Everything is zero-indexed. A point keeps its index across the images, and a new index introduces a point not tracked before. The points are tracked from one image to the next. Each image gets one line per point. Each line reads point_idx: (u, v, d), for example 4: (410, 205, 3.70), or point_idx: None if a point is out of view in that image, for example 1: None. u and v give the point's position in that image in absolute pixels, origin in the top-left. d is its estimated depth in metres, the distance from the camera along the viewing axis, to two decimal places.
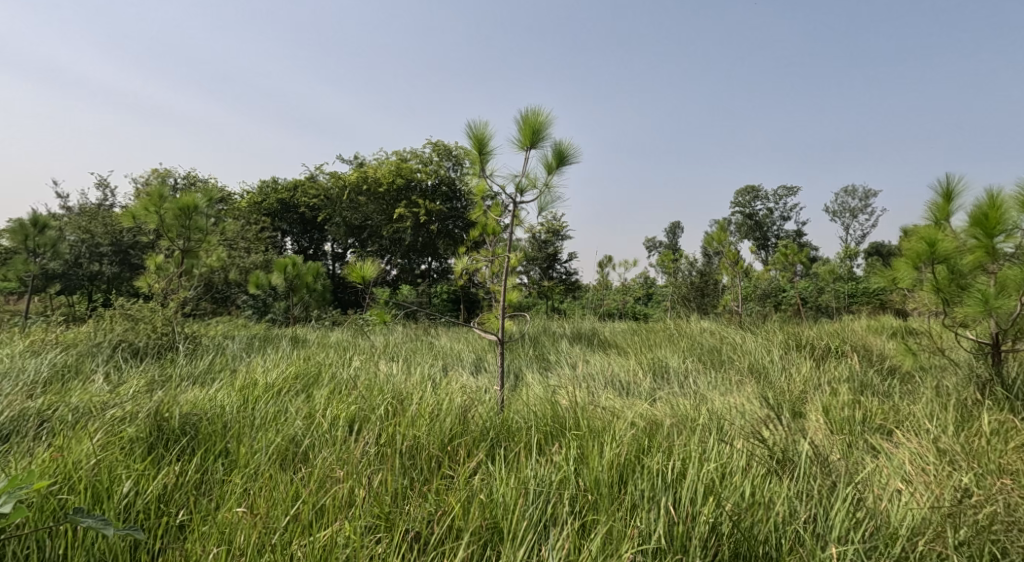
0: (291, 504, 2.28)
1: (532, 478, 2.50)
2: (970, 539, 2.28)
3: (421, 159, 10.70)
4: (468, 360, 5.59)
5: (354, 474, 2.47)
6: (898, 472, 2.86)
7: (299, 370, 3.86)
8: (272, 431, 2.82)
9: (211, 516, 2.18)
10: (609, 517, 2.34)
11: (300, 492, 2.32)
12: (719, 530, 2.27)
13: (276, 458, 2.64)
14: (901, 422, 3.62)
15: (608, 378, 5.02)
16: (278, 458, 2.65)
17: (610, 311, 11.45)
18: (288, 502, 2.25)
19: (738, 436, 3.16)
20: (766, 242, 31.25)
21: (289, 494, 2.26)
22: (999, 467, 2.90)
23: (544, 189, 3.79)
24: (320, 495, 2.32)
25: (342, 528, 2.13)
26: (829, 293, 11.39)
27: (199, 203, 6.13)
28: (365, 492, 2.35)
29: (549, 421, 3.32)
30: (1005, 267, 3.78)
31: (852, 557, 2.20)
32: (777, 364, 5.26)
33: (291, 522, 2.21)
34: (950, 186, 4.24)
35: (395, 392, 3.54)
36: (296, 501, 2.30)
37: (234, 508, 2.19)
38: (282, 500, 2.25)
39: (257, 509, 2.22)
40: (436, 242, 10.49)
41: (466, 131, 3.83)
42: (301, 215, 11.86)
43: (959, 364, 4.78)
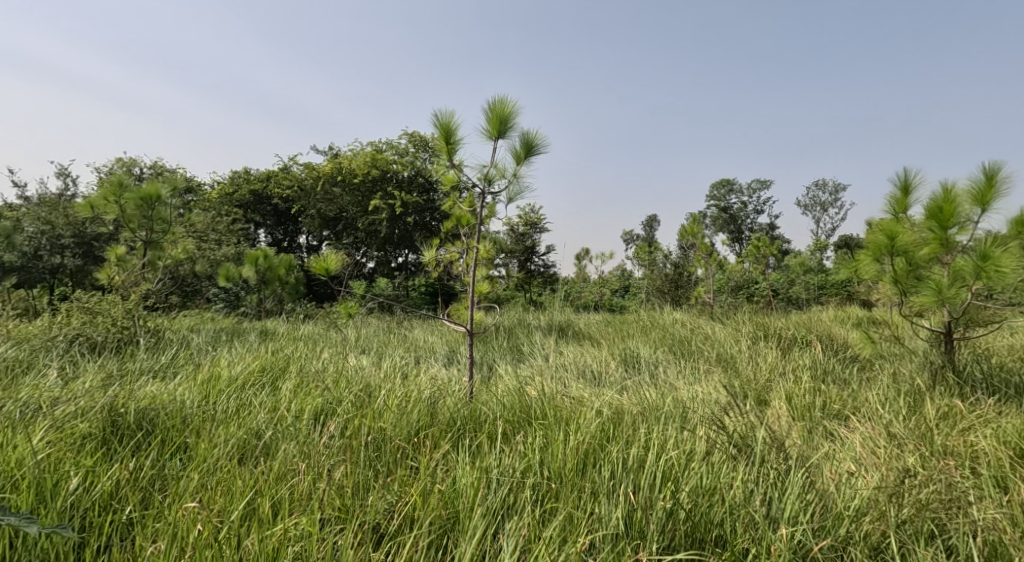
0: (248, 498, 2.26)
1: (497, 468, 2.53)
2: (911, 517, 2.36)
3: (397, 150, 10.57)
4: (441, 352, 5.58)
5: (315, 467, 2.46)
6: (850, 457, 2.96)
7: (265, 364, 3.81)
8: (232, 426, 2.78)
9: (162, 512, 2.14)
10: (569, 504, 2.37)
11: (259, 486, 2.31)
12: (675, 516, 2.32)
13: (236, 452, 2.62)
14: (858, 409, 3.74)
15: (579, 369, 5.07)
16: (238, 452, 2.63)
17: (586, 304, 11.58)
18: (245, 496, 2.23)
19: (699, 424, 3.24)
20: (740, 236, 31.77)
21: (247, 489, 2.24)
22: (944, 449, 3.01)
23: (513, 180, 3.81)
24: (281, 487, 2.31)
25: (300, 519, 2.12)
26: (800, 285, 11.66)
27: (163, 193, 5.97)
28: (327, 485, 2.34)
29: (518, 411, 3.36)
30: (959, 258, 3.92)
31: (801, 536, 2.26)
32: (744, 354, 5.38)
33: (248, 516, 2.19)
34: (908, 179, 4.37)
35: (364, 384, 3.53)
36: (254, 494, 2.28)
37: (188, 503, 2.16)
38: (240, 493, 2.23)
39: (212, 505, 2.20)
40: (412, 235, 10.43)
41: (433, 119, 3.82)
42: (275, 207, 11.70)
43: (915, 352, 4.94)
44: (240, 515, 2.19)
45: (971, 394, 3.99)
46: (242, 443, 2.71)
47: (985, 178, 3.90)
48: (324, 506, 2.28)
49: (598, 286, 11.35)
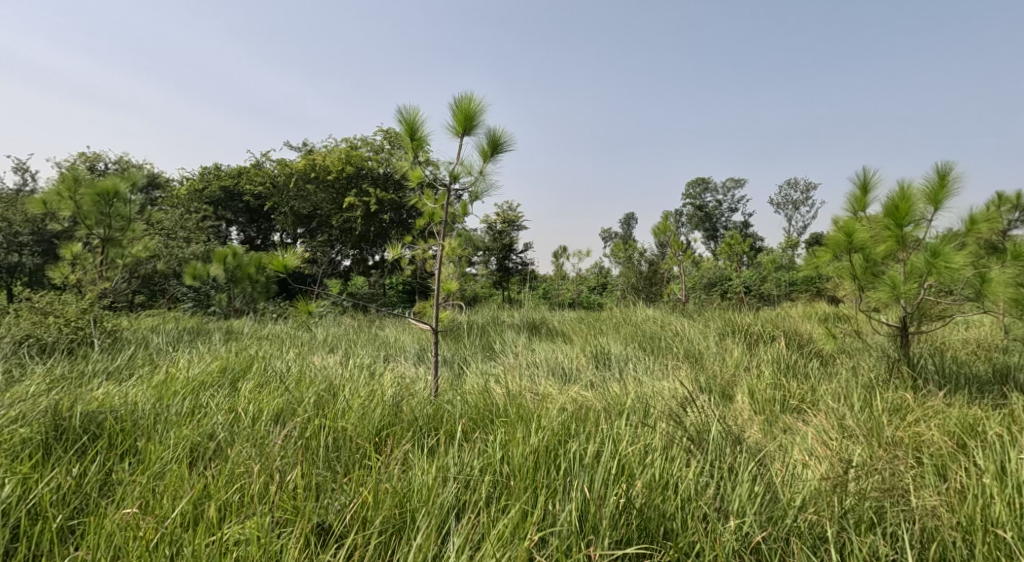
0: (195, 502, 2.22)
1: (456, 467, 2.52)
2: (854, 506, 2.42)
3: (371, 147, 10.36)
4: (410, 351, 5.53)
5: (267, 469, 2.42)
6: (804, 449, 3.03)
7: (225, 363, 3.72)
8: (183, 427, 2.70)
9: (99, 518, 2.10)
10: (525, 502, 2.37)
11: (207, 488, 2.28)
12: (629, 510, 2.35)
13: (186, 455, 2.56)
14: (815, 403, 3.83)
15: (551, 366, 5.09)
16: (188, 455, 2.57)
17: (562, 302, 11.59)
18: (191, 501, 2.20)
19: (659, 420, 3.28)
20: (713, 234, 32.27)
21: (194, 492, 2.21)
22: (892, 440, 3.10)
23: (479, 176, 3.79)
24: (231, 491, 2.28)
25: (246, 523, 2.09)
26: (771, 281, 11.86)
27: (122, 189, 5.80)
28: (278, 488, 2.31)
29: (481, 408, 3.34)
30: (914, 255, 4.03)
31: (748, 527, 2.31)
32: (712, 350, 5.46)
33: (192, 521, 2.16)
34: (867, 178, 4.48)
35: (327, 383, 3.46)
36: (200, 498, 2.24)
37: (127, 509, 2.12)
38: (186, 497, 2.19)
39: (153, 510, 2.16)
40: (389, 233, 10.21)
41: (398, 115, 3.78)
42: (246, 204, 11.46)
43: (873, 348, 5.07)
44: (185, 520, 2.16)
45: (923, 386, 4.11)
46: (193, 445, 2.65)
47: (938, 178, 4.02)
48: (274, 507, 2.24)
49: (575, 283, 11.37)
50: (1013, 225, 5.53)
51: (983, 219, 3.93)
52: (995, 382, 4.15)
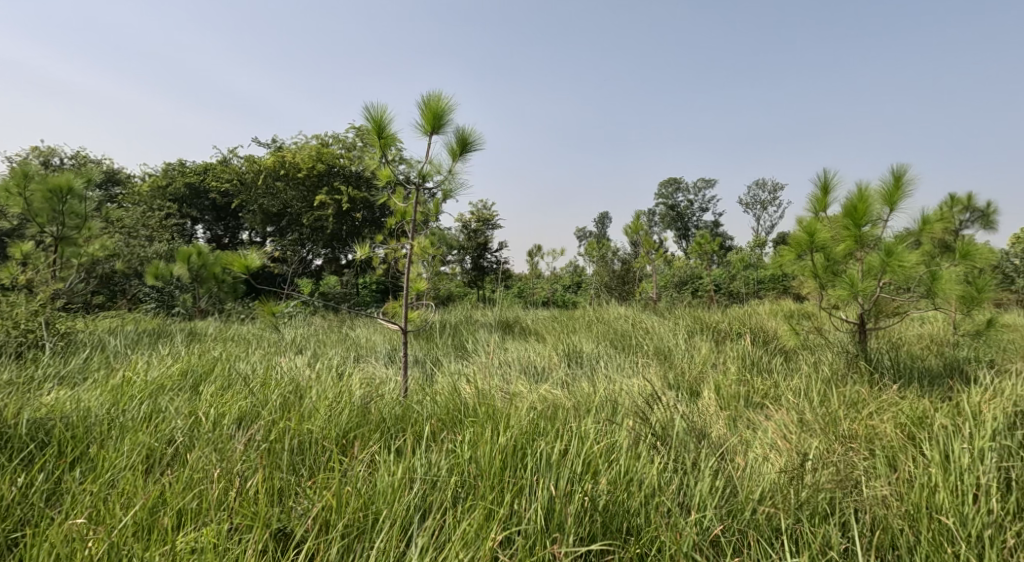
0: (149, 510, 2.18)
1: (423, 467, 2.52)
2: (809, 498, 2.50)
3: (343, 144, 10.20)
4: (381, 351, 5.49)
5: (227, 473, 2.38)
6: (765, 443, 3.11)
7: (187, 366, 3.64)
8: (138, 433, 2.64)
9: (45, 530, 2.06)
10: (490, 501, 2.38)
11: (163, 495, 2.24)
12: (594, 507, 2.39)
13: (142, 463, 2.50)
14: (778, 398, 3.93)
15: (523, 365, 5.12)
16: (144, 463, 2.51)
17: (535, 301, 11.63)
18: (144, 510, 2.16)
19: (625, 417, 3.34)
20: (685, 234, 32.73)
21: (148, 500, 2.17)
22: (848, 432, 3.21)
23: (448, 175, 3.79)
24: (187, 497, 2.24)
25: (203, 531, 2.06)
26: (740, 280, 12.11)
27: (76, 185, 5.67)
28: (237, 493, 2.28)
29: (451, 408, 3.34)
30: (871, 254, 4.16)
31: (707, 521, 2.37)
32: (680, 347, 5.55)
33: (147, 529, 2.13)
34: (827, 179, 4.61)
35: (294, 385, 3.41)
36: (155, 506, 2.20)
37: (75, 519, 2.08)
38: (139, 505, 2.15)
39: (105, 520, 2.12)
40: (361, 231, 10.08)
41: (364, 113, 3.75)
42: (213, 201, 11.18)
43: (833, 343, 5.23)
44: (139, 529, 2.12)
45: (878, 380, 4.26)
46: (149, 451, 2.59)
47: (893, 179, 4.16)
48: (233, 513, 2.22)
49: (549, 281, 11.41)
50: (964, 225, 5.76)
51: (935, 219, 4.08)
52: (945, 375, 4.32)
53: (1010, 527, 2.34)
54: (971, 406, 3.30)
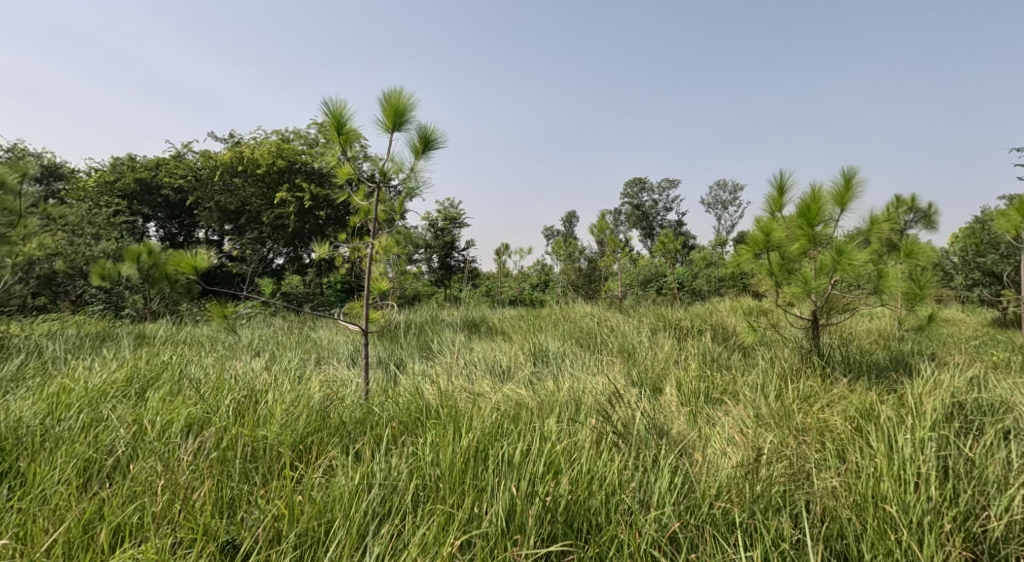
0: (84, 527, 2.11)
1: (382, 471, 2.48)
2: (763, 492, 2.57)
3: (304, 140, 10.00)
4: (343, 353, 5.41)
5: (172, 484, 2.31)
6: (723, 438, 3.17)
7: (132, 372, 3.50)
8: (74, 444, 2.53)
9: None
10: (449, 504, 2.37)
11: (100, 511, 2.16)
12: (555, 508, 2.40)
13: (78, 477, 2.41)
14: (735, 392, 4.02)
15: (489, 364, 5.11)
16: (80, 477, 2.41)
17: (503, 300, 11.62)
18: (80, 527, 2.09)
19: (588, 415, 3.36)
20: (651, 233, 33.19)
21: (83, 517, 2.09)
22: (800, 425, 3.31)
23: (410, 173, 3.75)
24: (127, 512, 2.18)
25: (144, 548, 2.00)
26: (702, 277, 12.35)
27: (10, 179, 5.30)
28: (183, 504, 2.22)
29: (412, 409, 3.30)
30: (823, 252, 4.28)
31: (665, 518, 2.41)
32: (644, 345, 5.62)
33: (84, 548, 2.06)
34: (783, 180, 4.73)
35: (248, 389, 3.32)
36: (91, 522, 2.13)
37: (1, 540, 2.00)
38: (72, 522, 2.08)
39: (35, 540, 2.04)
40: (324, 229, 9.90)
41: (323, 108, 3.66)
42: (166, 198, 10.77)
43: (788, 339, 5.37)
44: (73, 547, 2.05)
45: (830, 374, 4.40)
46: (86, 463, 2.50)
47: (843, 181, 4.30)
48: (178, 526, 2.16)
49: (515, 281, 11.43)
50: (909, 225, 6.01)
51: (882, 218, 4.23)
52: (892, 368, 4.49)
53: (947, 513, 2.44)
54: (914, 397, 3.44)
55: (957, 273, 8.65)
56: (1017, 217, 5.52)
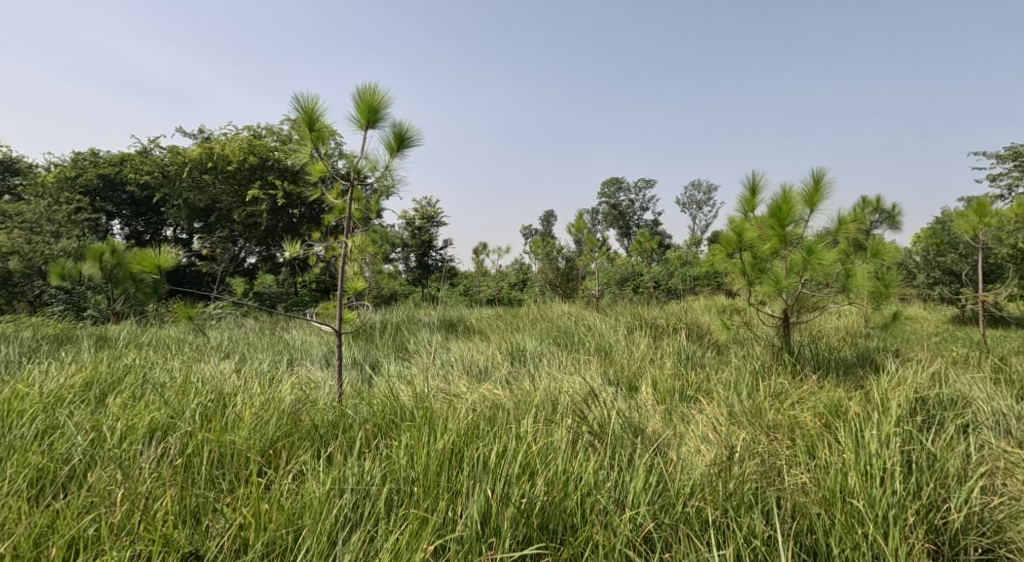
0: (37, 540, 2.03)
1: (354, 476, 2.44)
2: (737, 490, 2.59)
3: (277, 137, 9.83)
4: (317, 354, 5.32)
5: (131, 494, 2.24)
6: (698, 436, 3.19)
7: (92, 376, 3.38)
8: (27, 454, 2.44)
9: None
10: (423, 508, 2.33)
11: (54, 523, 2.08)
12: (531, 510, 2.38)
13: (31, 488, 2.32)
14: (709, 390, 4.05)
15: (466, 364, 5.08)
16: (34, 488, 2.32)
17: (482, 299, 11.60)
18: (32, 541, 2.01)
19: (563, 415, 3.35)
20: (628, 232, 33.44)
21: (34, 531, 2.02)
22: (772, 423, 3.34)
23: (384, 172, 3.70)
24: (82, 524, 2.10)
25: None
26: (677, 276, 12.47)
27: None
28: (143, 515, 2.15)
29: (386, 410, 3.25)
30: (795, 251, 4.34)
31: (640, 518, 2.41)
32: (620, 343, 5.64)
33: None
34: (755, 180, 4.78)
35: (216, 393, 3.23)
36: (44, 535, 2.05)
37: None
38: (23, 535, 2.00)
39: None
40: (297, 227, 9.73)
41: (293, 104, 3.58)
42: (131, 195, 10.50)
43: (760, 337, 5.44)
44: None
45: (800, 371, 4.46)
46: (40, 473, 2.41)
47: (813, 182, 4.37)
48: (138, 538, 2.09)
49: (493, 280, 11.41)
50: (874, 225, 6.14)
51: (849, 219, 4.31)
52: (859, 365, 4.58)
53: (913, 506, 2.49)
54: (880, 393, 3.50)
55: (920, 272, 8.88)
56: (976, 218, 5.69)
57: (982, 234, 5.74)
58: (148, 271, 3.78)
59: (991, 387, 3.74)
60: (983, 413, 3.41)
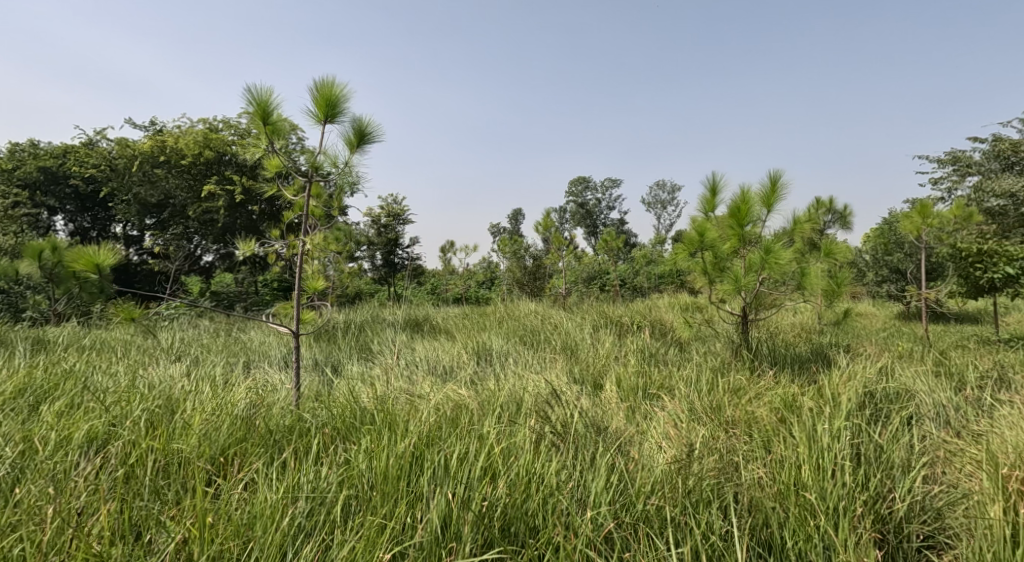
0: None
1: (309, 483, 2.37)
2: (696, 486, 2.61)
3: (234, 131, 9.54)
4: (275, 355, 5.18)
5: (65, 510, 2.13)
6: (659, 433, 3.21)
7: (26, 383, 3.21)
8: None
9: None
10: (381, 515, 2.28)
11: None
12: (491, 512, 2.36)
13: None
14: (672, 387, 4.09)
15: (431, 363, 5.04)
16: None
17: (453, 297, 11.46)
18: None
19: (526, 415, 3.33)
20: (594, 231, 33.72)
21: None
22: (730, 418, 3.39)
23: (344, 169, 3.62)
24: (9, 543, 1.99)
25: None
26: (642, 275, 12.61)
27: None
28: (75, 532, 2.05)
29: (346, 414, 3.17)
30: (753, 250, 4.41)
31: (601, 518, 2.41)
32: (586, 341, 5.67)
33: None
34: (715, 181, 4.85)
35: (164, 399, 3.10)
36: None
37: None
38: None
39: None
40: (257, 224, 9.48)
41: (246, 96, 3.45)
42: (76, 189, 9.89)
43: (720, 334, 5.54)
44: None
45: (758, 366, 4.55)
46: None
47: (770, 183, 4.45)
48: (69, 557, 1.99)
49: (460, 279, 11.34)
50: (827, 224, 6.32)
51: (804, 219, 4.42)
52: (813, 360, 4.70)
53: (863, 498, 2.55)
54: (831, 388, 3.59)
55: (869, 271, 9.19)
56: (919, 218, 5.90)
57: (925, 234, 5.96)
58: (82, 269, 3.56)
59: (933, 380, 3.89)
60: (925, 405, 3.55)
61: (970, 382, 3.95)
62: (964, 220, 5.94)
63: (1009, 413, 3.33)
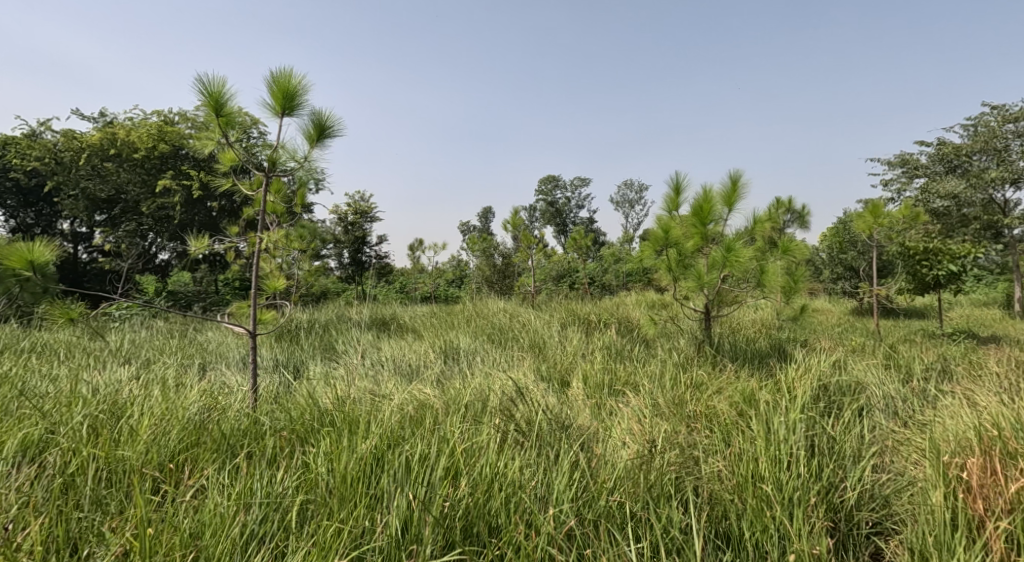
0: None
1: (263, 489, 2.29)
2: (656, 481, 2.63)
3: (191, 124, 9.26)
4: (233, 356, 5.04)
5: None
6: (624, 429, 3.22)
7: None
8: None
9: None
10: (338, 519, 2.23)
11: None
12: (452, 512, 2.32)
13: None
14: (636, 383, 4.12)
15: (396, 363, 4.97)
16: None
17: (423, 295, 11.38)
18: None
19: (490, 414, 3.31)
20: (565, 230, 33.87)
21: None
22: (692, 413, 3.43)
23: (304, 163, 3.53)
24: None
25: None
26: (611, 273, 12.69)
27: None
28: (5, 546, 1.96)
29: (305, 416, 3.09)
30: (714, 248, 4.47)
31: (563, 515, 2.41)
32: (553, 339, 5.67)
33: None
34: (678, 181, 4.90)
35: (109, 403, 2.98)
36: None
37: None
38: None
39: None
40: (216, 221, 9.22)
41: (199, 87, 3.32)
42: (17, 182, 9.47)
43: (685, 330, 5.60)
44: None
45: (719, 361, 4.62)
46: None
47: (731, 182, 4.52)
48: None
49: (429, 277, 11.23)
50: (786, 223, 6.46)
51: (764, 219, 4.50)
52: (772, 355, 4.80)
53: (819, 489, 2.60)
54: (788, 382, 3.66)
55: (826, 269, 9.44)
56: (871, 218, 6.06)
57: (877, 233, 6.12)
58: (16, 268, 3.37)
59: (882, 373, 4.00)
60: (875, 396, 3.66)
61: (916, 374, 4.09)
62: (912, 220, 6.15)
63: (950, 402, 3.46)
